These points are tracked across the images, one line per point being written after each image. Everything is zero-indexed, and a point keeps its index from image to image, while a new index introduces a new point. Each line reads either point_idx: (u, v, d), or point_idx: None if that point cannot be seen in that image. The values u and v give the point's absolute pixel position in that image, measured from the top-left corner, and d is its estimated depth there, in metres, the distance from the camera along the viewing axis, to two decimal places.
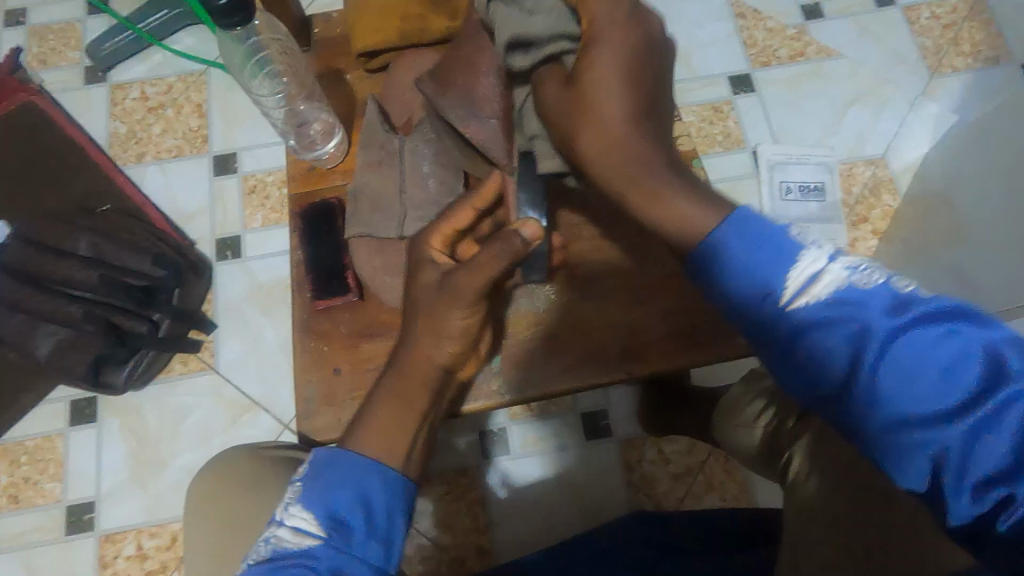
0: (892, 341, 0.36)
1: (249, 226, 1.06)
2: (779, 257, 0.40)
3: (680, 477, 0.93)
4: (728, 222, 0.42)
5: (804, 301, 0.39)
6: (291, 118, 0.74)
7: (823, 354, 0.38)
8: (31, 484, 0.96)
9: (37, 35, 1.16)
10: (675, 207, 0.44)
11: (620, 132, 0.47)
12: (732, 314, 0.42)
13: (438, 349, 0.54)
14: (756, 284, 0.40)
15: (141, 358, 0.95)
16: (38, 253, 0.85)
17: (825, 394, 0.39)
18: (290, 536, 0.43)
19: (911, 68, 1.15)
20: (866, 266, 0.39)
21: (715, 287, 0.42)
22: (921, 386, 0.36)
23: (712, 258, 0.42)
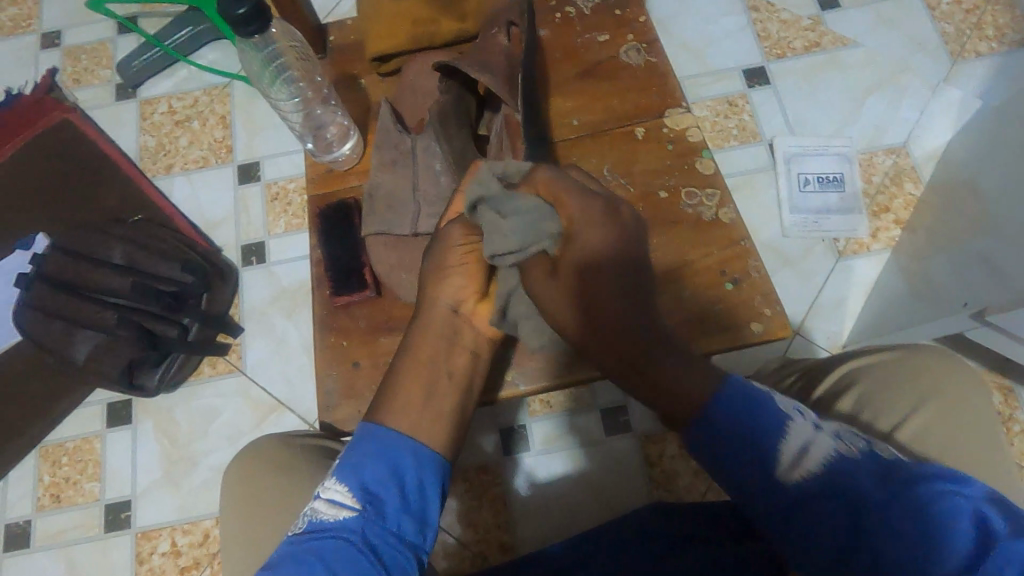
0: (887, 507, 0.45)
1: (272, 232, 1.09)
2: (762, 433, 0.51)
3: (700, 473, 0.93)
4: (724, 384, 0.53)
5: (796, 475, 0.49)
6: (308, 120, 0.75)
7: (826, 516, 0.46)
8: (71, 484, 1.00)
9: (71, 55, 1.22)
10: (668, 369, 0.54)
11: (619, 311, 0.56)
12: (745, 487, 0.50)
13: (451, 292, 0.61)
14: (750, 468, 0.50)
15: (171, 364, 0.98)
16: (75, 264, 0.89)
17: (836, 557, 0.45)
18: (328, 508, 0.48)
19: (932, 55, 1.13)
20: (846, 436, 0.50)
21: (728, 454, 0.51)
22: (918, 550, 0.42)
23: (722, 438, 0.51)
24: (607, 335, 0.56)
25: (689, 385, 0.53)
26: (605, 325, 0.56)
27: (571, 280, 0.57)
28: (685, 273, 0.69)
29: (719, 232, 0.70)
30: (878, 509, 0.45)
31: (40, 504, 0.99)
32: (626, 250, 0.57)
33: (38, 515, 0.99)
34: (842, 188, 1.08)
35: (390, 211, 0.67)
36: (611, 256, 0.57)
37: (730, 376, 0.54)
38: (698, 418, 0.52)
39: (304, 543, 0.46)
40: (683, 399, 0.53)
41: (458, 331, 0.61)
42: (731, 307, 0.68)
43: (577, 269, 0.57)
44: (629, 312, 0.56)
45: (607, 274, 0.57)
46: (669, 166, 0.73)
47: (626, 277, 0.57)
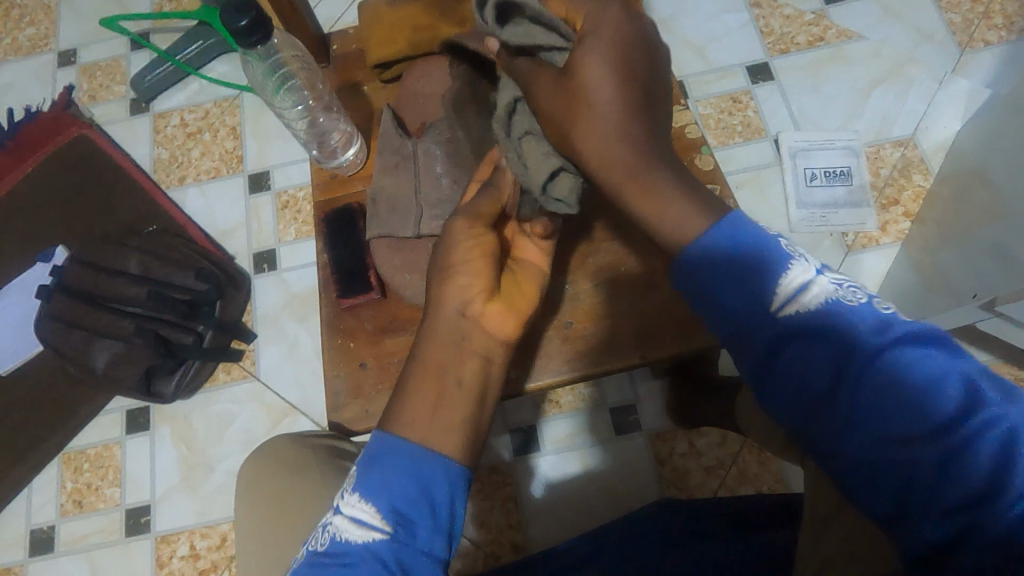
0: (879, 356, 0.38)
1: (283, 239, 1.11)
2: (767, 266, 0.42)
3: (712, 470, 0.93)
4: (719, 225, 0.44)
5: (793, 309, 0.41)
6: (312, 129, 0.76)
7: (807, 365, 0.40)
8: (93, 490, 1.02)
9: (87, 73, 1.25)
10: (675, 205, 0.45)
11: (617, 120, 0.46)
12: (724, 329, 0.44)
13: (449, 293, 0.53)
14: (743, 292, 0.42)
15: (187, 370, 0.99)
16: (92, 274, 0.93)
17: (806, 407, 0.40)
18: (353, 527, 0.44)
19: (940, 45, 1.12)
20: (849, 284, 0.42)
21: (707, 291, 0.44)
22: (887, 410, 0.37)
23: (696, 284, 0.44)
24: (594, 155, 0.47)
25: (673, 227, 0.45)
26: (607, 143, 0.46)
27: (572, 89, 0.47)
28: None
29: None
30: (865, 359, 0.38)
31: (64, 510, 1.02)
32: (637, 63, 0.46)
33: (61, 520, 1.01)
34: (849, 181, 1.07)
35: (394, 214, 0.68)
36: (622, 65, 0.46)
37: (732, 212, 0.45)
38: (697, 244, 0.44)
39: (329, 566, 0.43)
40: (661, 226, 0.46)
41: (469, 338, 0.52)
42: None
43: (584, 74, 0.46)
44: (632, 116, 0.46)
45: (614, 80, 0.46)
46: None
47: (631, 79, 0.46)
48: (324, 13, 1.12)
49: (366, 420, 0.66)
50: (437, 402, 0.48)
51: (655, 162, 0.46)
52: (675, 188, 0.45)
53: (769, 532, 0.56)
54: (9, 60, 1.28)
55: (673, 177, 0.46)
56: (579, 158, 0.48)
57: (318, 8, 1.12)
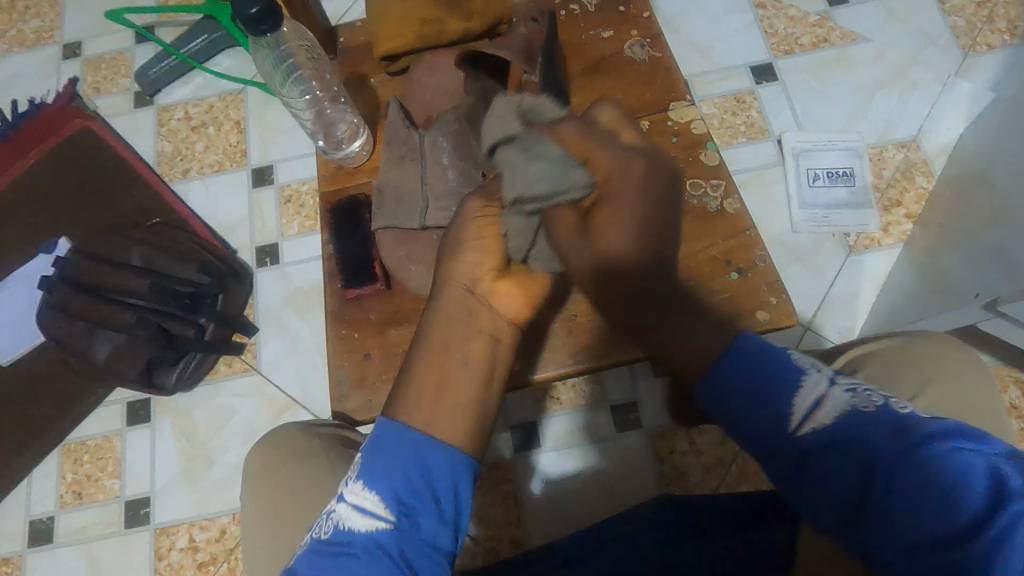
0: (901, 459, 0.41)
1: (286, 233, 1.12)
2: (780, 381, 0.48)
3: (712, 468, 0.93)
4: (733, 347, 0.51)
5: (809, 426, 0.46)
6: (318, 119, 0.77)
7: (833, 473, 0.43)
8: (93, 481, 1.02)
9: (91, 65, 1.25)
10: (689, 320, 0.53)
11: (629, 252, 0.55)
12: (753, 444, 0.49)
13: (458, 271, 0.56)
14: (762, 406, 0.48)
15: (188, 362, 1.00)
16: (95, 265, 0.92)
17: (842, 518, 0.43)
18: (356, 516, 0.44)
19: (943, 48, 1.12)
20: (864, 391, 0.47)
21: (733, 404, 0.49)
22: (919, 507, 0.39)
23: (722, 403, 0.50)
24: (608, 257, 0.55)
25: (697, 346, 0.52)
26: (623, 264, 0.55)
27: (596, 223, 0.55)
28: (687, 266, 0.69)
29: (723, 223, 0.70)
30: (890, 462, 0.41)
31: (63, 501, 1.01)
32: (654, 202, 0.56)
33: (61, 511, 1.01)
34: (852, 182, 1.07)
35: (399, 206, 0.68)
36: (637, 214, 0.55)
37: (740, 334, 0.51)
38: (715, 360, 0.51)
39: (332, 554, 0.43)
40: (683, 349, 0.52)
41: (477, 315, 0.54)
42: (735, 297, 0.67)
43: (603, 215, 0.55)
44: (639, 249, 0.55)
45: (631, 217, 0.55)
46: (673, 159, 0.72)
47: (645, 217, 0.55)
48: (330, 8, 1.12)
49: (369, 410, 0.66)
50: (442, 385, 0.50)
51: (669, 302, 0.54)
52: (665, 302, 0.54)
53: (770, 528, 0.57)
54: (13, 52, 1.28)
55: (695, 316, 0.53)
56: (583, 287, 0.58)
57: (324, 3, 1.12)
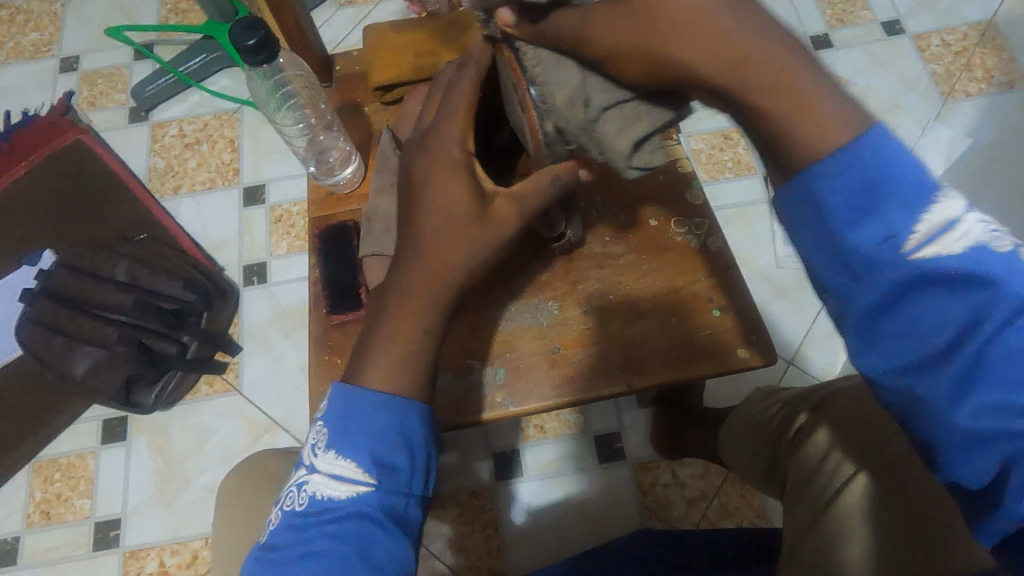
0: (1020, 320, 0.32)
1: (275, 252, 1.11)
2: (913, 195, 0.33)
3: (694, 502, 0.93)
4: (862, 143, 0.33)
5: (933, 251, 0.33)
6: (311, 146, 0.81)
7: (934, 318, 0.33)
8: (62, 501, 0.99)
9: (88, 80, 1.26)
10: (824, 107, 0.33)
11: (717, 14, 0.34)
12: (835, 264, 0.35)
13: (435, 242, 0.49)
14: (878, 222, 0.33)
15: (168, 381, 0.99)
16: (78, 279, 0.92)
17: (909, 368, 0.34)
18: (330, 484, 0.43)
19: (923, 94, 1.16)
20: (996, 228, 0.34)
21: (824, 218, 0.34)
22: (1019, 381, 0.32)
23: (810, 209, 0.34)
24: (695, 37, 0.35)
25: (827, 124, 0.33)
26: (721, 35, 0.34)
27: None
28: (671, 301, 0.64)
29: (706, 260, 0.66)
30: (1008, 322, 0.32)
31: (30, 521, 0.98)
32: None
33: (27, 531, 0.98)
34: None
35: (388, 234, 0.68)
36: None
37: (876, 125, 0.33)
38: (837, 151, 0.33)
39: (312, 522, 0.43)
40: (797, 137, 0.34)
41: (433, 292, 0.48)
42: (718, 335, 0.63)
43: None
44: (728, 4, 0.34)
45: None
46: (658, 196, 0.69)
47: None
48: (328, 33, 1.14)
49: None
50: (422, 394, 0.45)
51: (789, 44, 0.34)
52: (792, 54, 0.34)
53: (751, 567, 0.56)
54: (10, 63, 1.28)
55: (822, 79, 0.34)
56: (674, 67, 0.37)
57: (323, 29, 1.15)
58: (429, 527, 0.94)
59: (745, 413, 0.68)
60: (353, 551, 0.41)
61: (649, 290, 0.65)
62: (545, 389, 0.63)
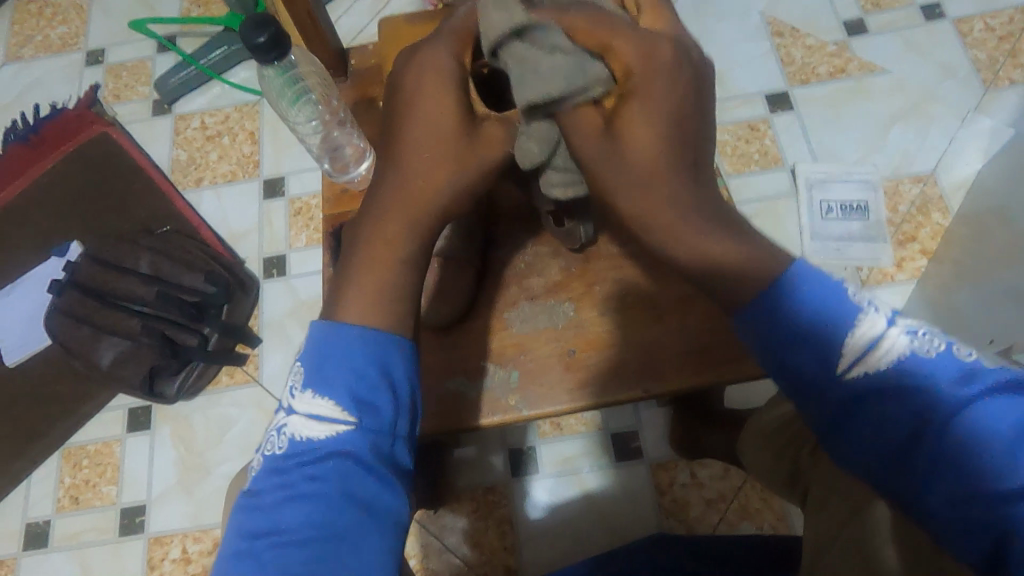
0: (960, 411, 0.36)
1: (294, 245, 1.12)
2: (836, 320, 0.40)
3: (713, 502, 0.91)
4: (782, 285, 0.41)
5: (863, 368, 0.39)
6: (324, 142, 0.79)
7: (889, 416, 0.37)
8: (90, 486, 1.02)
9: (113, 72, 1.27)
10: (735, 259, 0.41)
11: (665, 161, 0.42)
12: (780, 377, 0.42)
13: (422, 168, 0.46)
14: (813, 349, 0.40)
15: (189, 372, 1.01)
16: (103, 271, 0.94)
17: (883, 461, 0.38)
18: (308, 424, 0.41)
19: (963, 81, 1.10)
20: (925, 331, 0.39)
21: (768, 344, 0.41)
22: (980, 466, 0.35)
23: (758, 333, 0.42)
24: (644, 164, 0.42)
25: (738, 281, 0.41)
26: (659, 177, 0.42)
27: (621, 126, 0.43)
28: (691, 301, 0.63)
29: None
30: (948, 417, 0.36)
31: (60, 505, 1.01)
32: (687, 108, 0.43)
33: (57, 515, 1.01)
34: (865, 216, 1.06)
35: None
36: (668, 121, 0.42)
37: (791, 268, 0.41)
38: (750, 301, 0.41)
39: (291, 466, 0.40)
40: (711, 275, 0.42)
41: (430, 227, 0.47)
42: (737, 337, 0.61)
43: (625, 117, 0.43)
44: (677, 161, 0.42)
45: (659, 136, 0.42)
46: None
47: (683, 111, 0.42)
48: (347, 24, 1.13)
49: None
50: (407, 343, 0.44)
51: (710, 213, 0.42)
52: (707, 219, 0.42)
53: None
54: (39, 57, 1.30)
55: (732, 233, 0.42)
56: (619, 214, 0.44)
57: (342, 19, 1.14)
58: (444, 521, 0.94)
59: (759, 424, 0.66)
60: (337, 495, 0.39)
61: (667, 289, 0.64)
62: (559, 392, 0.61)
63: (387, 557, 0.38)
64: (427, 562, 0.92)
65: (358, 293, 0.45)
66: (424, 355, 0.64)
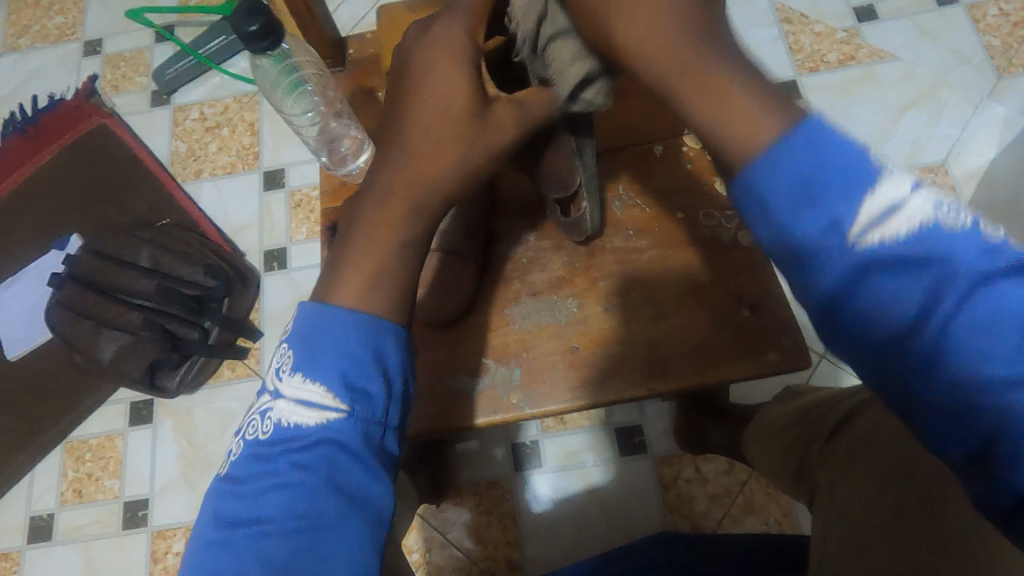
0: (976, 295, 0.29)
1: (294, 238, 1.11)
2: (851, 178, 0.29)
3: (717, 498, 0.90)
4: (794, 135, 0.30)
5: (876, 237, 0.29)
6: (321, 135, 0.77)
7: (889, 298, 0.30)
8: (93, 480, 1.02)
9: (111, 63, 1.26)
10: (743, 106, 0.32)
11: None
12: (769, 249, 0.32)
13: (424, 132, 0.44)
14: (818, 209, 0.30)
15: (190, 367, 1.00)
16: (104, 266, 0.94)
17: (878, 347, 0.31)
18: (295, 410, 0.39)
19: (976, 68, 1.08)
20: (947, 202, 0.30)
21: (761, 210, 0.31)
22: (985, 360, 0.29)
23: (745, 198, 0.31)
24: (641, 20, 0.34)
25: (745, 125, 0.31)
26: (659, 18, 0.34)
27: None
28: (698, 297, 0.62)
29: (734, 258, 0.62)
30: (960, 302, 0.29)
31: (63, 499, 1.01)
32: None
33: (61, 509, 1.01)
34: None
35: None
36: None
37: (810, 118, 0.30)
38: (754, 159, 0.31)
39: (277, 452, 0.39)
40: (719, 125, 0.32)
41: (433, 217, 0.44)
42: (745, 335, 0.60)
43: None
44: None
45: None
46: (685, 189, 0.66)
47: None
48: (347, 12, 1.11)
49: None
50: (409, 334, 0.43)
51: (709, 46, 0.33)
52: (717, 56, 0.33)
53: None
54: (37, 47, 1.29)
55: (742, 72, 0.32)
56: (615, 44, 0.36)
57: (341, 7, 1.12)
58: (447, 515, 0.94)
59: (768, 422, 0.65)
60: (321, 484, 0.37)
61: (673, 286, 0.63)
62: (563, 390, 0.60)
63: (370, 553, 0.37)
64: (429, 556, 0.92)
65: (358, 265, 0.42)
66: (427, 352, 0.63)
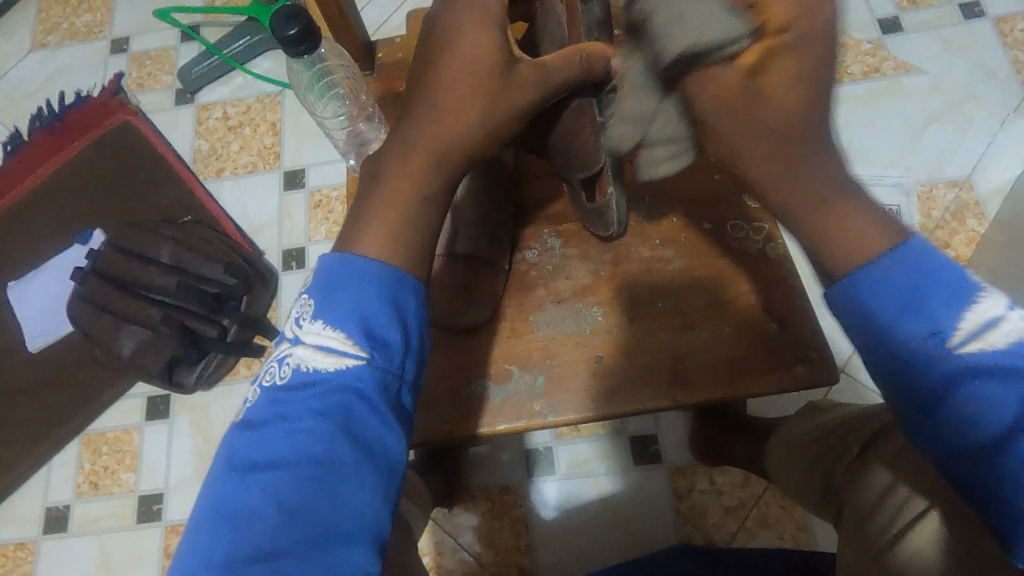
0: None
1: (313, 238, 1.12)
2: (953, 293, 0.36)
3: (731, 511, 0.90)
4: (900, 252, 0.38)
5: (975, 347, 0.36)
6: (351, 137, 0.80)
7: (986, 404, 0.35)
8: (109, 473, 1.03)
9: (137, 61, 1.28)
10: (859, 224, 0.39)
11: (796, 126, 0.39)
12: (874, 349, 0.39)
13: (447, 102, 0.46)
14: (921, 318, 0.37)
15: (209, 362, 1.01)
16: (125, 261, 0.95)
17: (965, 450, 0.36)
18: (314, 356, 0.40)
19: (1003, 83, 1.07)
20: None
21: (872, 316, 0.38)
22: None
23: (854, 300, 0.39)
24: (771, 131, 0.39)
25: (854, 239, 0.39)
26: (792, 147, 0.40)
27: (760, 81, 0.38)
28: (723, 309, 0.61)
29: (763, 269, 0.62)
30: None
31: (80, 491, 1.03)
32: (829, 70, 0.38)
33: (77, 500, 1.02)
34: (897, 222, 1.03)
35: None
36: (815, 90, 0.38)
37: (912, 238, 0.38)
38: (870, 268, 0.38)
39: (292, 396, 0.39)
40: (824, 234, 0.40)
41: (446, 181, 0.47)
42: (769, 348, 0.59)
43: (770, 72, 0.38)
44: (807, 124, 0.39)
45: (801, 99, 0.38)
46: (711, 199, 0.66)
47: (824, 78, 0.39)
48: (371, 15, 1.12)
49: None
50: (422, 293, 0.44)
51: (842, 180, 0.40)
52: (836, 184, 0.40)
53: None
54: (65, 44, 1.31)
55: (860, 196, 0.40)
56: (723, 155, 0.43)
57: (365, 10, 1.13)
58: (458, 519, 0.94)
59: (793, 438, 0.64)
60: (338, 426, 0.37)
61: (697, 296, 0.62)
62: (584, 398, 0.60)
63: (381, 502, 0.37)
64: (440, 560, 0.92)
65: (379, 233, 0.43)
66: (448, 356, 0.63)
